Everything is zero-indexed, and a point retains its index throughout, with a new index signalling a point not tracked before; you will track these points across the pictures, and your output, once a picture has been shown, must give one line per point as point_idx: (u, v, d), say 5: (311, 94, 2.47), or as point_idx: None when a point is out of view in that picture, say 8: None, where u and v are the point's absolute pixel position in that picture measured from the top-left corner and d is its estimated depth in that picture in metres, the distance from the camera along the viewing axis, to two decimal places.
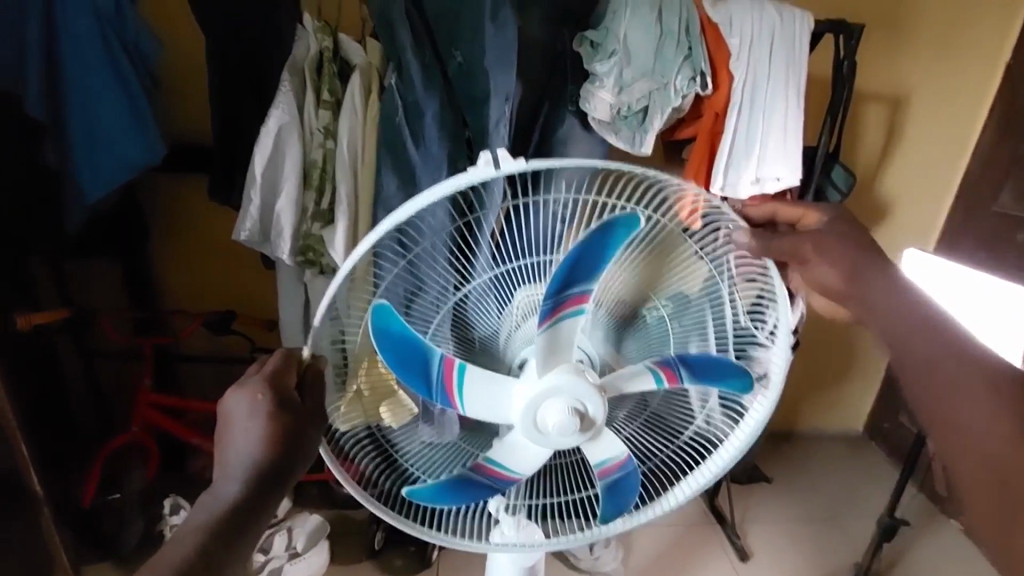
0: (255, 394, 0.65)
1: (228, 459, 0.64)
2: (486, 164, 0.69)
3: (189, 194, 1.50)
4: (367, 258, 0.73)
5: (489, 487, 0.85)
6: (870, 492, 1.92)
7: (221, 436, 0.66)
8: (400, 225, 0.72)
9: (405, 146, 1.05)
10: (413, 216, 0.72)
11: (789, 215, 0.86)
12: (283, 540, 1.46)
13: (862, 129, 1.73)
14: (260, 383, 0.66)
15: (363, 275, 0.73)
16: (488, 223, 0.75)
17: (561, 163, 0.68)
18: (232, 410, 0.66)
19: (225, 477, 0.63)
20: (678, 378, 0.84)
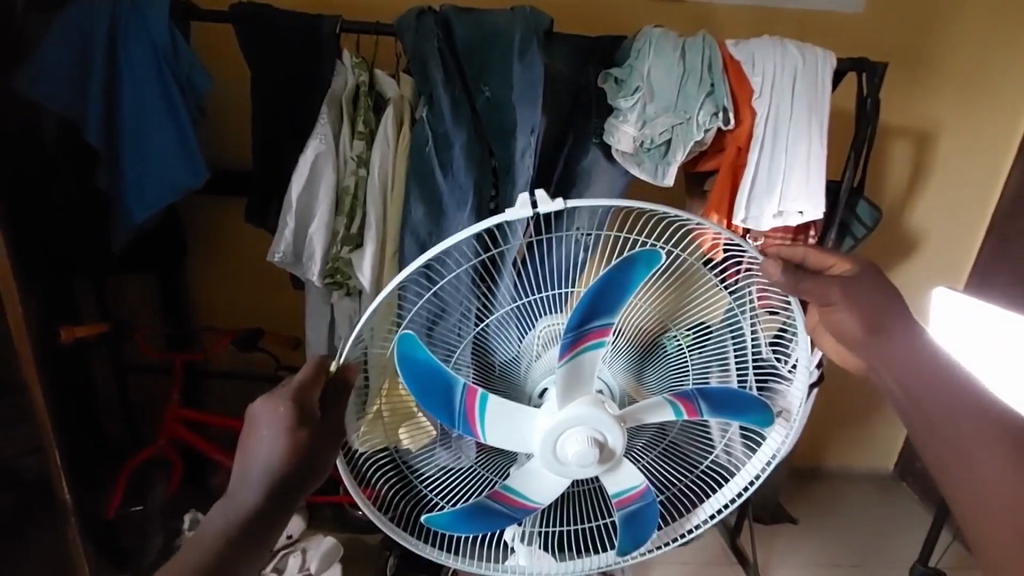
0: (279, 405, 0.65)
1: (246, 468, 0.62)
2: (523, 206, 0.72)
3: (226, 216, 1.57)
4: (393, 292, 0.76)
5: (506, 515, 0.85)
6: (902, 540, 1.83)
7: (240, 445, 0.65)
8: (428, 262, 0.77)
9: (434, 175, 1.10)
10: (439, 253, 0.76)
11: (819, 262, 0.80)
12: (297, 561, 1.45)
13: (888, 164, 1.73)
14: (284, 396, 0.66)
15: (388, 309, 0.77)
16: (511, 254, 0.79)
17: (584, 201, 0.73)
18: (253, 420, 0.65)
19: (242, 485, 0.62)
20: (696, 411, 0.84)
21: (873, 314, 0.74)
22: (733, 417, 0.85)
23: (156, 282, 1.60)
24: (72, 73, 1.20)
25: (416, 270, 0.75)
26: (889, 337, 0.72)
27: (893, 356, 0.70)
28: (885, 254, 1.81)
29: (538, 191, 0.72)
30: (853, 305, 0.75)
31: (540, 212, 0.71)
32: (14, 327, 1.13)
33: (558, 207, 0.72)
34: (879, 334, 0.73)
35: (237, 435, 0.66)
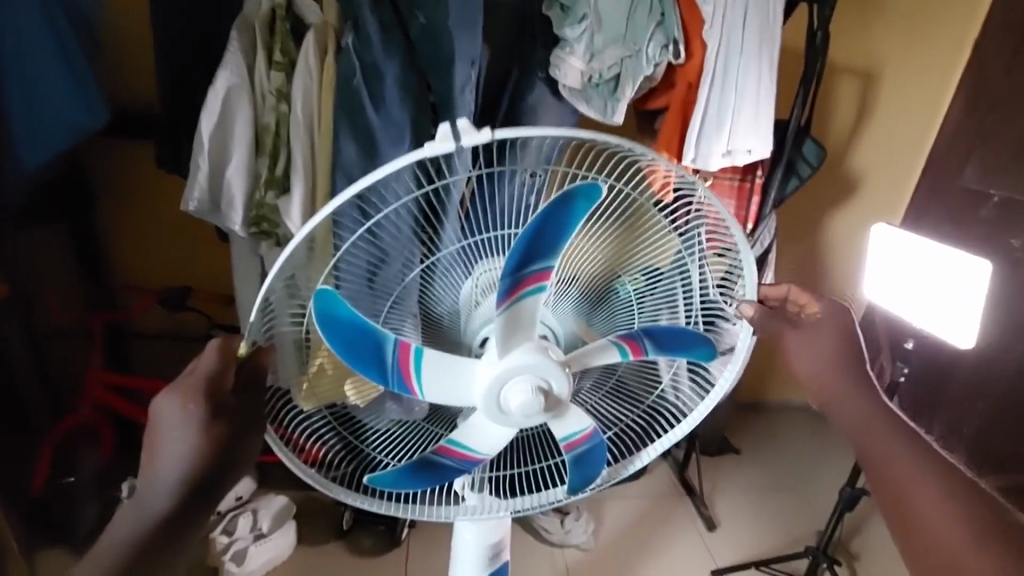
0: (186, 402, 0.59)
1: (155, 471, 0.57)
2: (446, 138, 0.63)
3: (139, 164, 1.42)
4: (326, 223, 0.66)
5: (455, 468, 0.82)
6: (834, 463, 1.97)
7: (147, 444, 0.59)
8: (361, 191, 0.66)
9: (363, 108, 0.98)
10: (373, 184, 0.65)
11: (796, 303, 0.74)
12: (248, 522, 1.43)
13: (833, 104, 1.74)
14: (193, 390, 0.60)
15: (322, 242, 0.67)
16: (455, 191, 0.69)
17: (529, 132, 0.63)
18: (158, 419, 0.59)
19: (151, 489, 0.57)
20: (642, 350, 0.83)
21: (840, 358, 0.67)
22: (679, 353, 0.84)
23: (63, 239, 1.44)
24: None
25: (348, 201, 0.66)
26: (865, 379, 0.66)
27: (860, 399, 0.64)
28: (828, 195, 1.85)
29: (461, 119, 0.63)
30: (807, 350, 0.69)
31: (463, 144, 0.63)
32: None
33: (484, 138, 0.63)
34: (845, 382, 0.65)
35: (144, 433, 0.60)
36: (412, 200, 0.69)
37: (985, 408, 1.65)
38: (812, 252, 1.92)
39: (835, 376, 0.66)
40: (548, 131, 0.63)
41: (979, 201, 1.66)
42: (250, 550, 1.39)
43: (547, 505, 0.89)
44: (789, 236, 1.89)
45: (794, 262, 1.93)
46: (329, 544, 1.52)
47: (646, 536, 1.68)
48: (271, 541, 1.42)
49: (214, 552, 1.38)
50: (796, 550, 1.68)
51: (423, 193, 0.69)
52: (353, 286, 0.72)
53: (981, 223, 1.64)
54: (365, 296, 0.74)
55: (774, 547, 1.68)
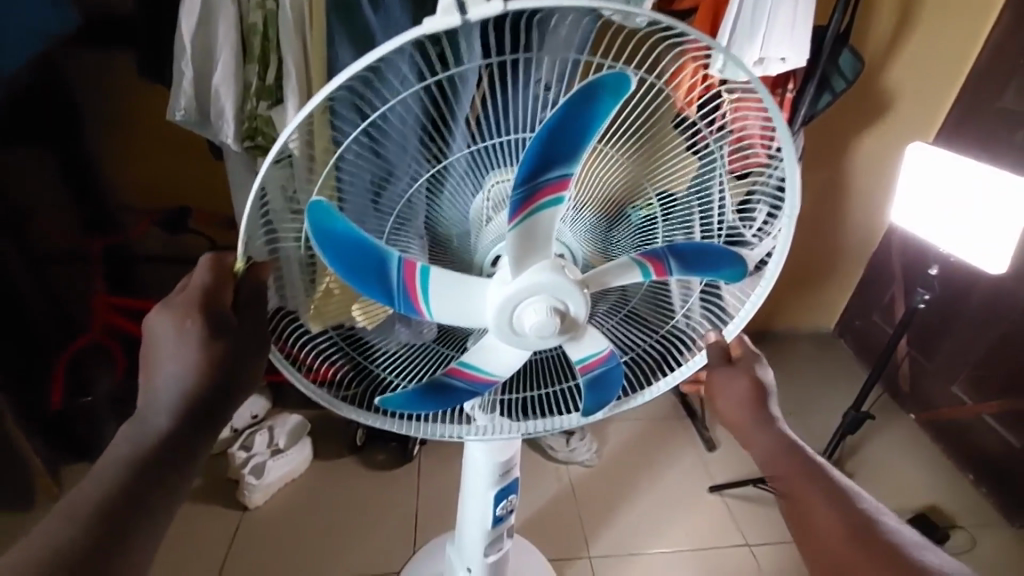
0: (182, 318, 0.58)
1: (158, 388, 0.57)
2: (448, 13, 0.50)
3: (118, 75, 1.32)
4: (323, 104, 0.58)
5: (467, 390, 0.80)
6: (834, 390, 2.00)
7: (146, 360, 0.59)
8: (363, 73, 0.57)
9: (358, 5, 0.88)
10: (379, 68, 0.58)
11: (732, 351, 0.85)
12: (264, 438, 1.50)
13: (874, 9, 1.57)
14: (190, 306, 0.58)
15: (320, 122, 0.60)
16: (468, 81, 0.60)
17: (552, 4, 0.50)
18: (158, 336, 0.58)
19: (152, 405, 0.56)
20: (666, 271, 0.77)
21: (756, 400, 0.80)
22: (702, 274, 0.79)
23: None
24: None
25: (344, 84, 0.57)
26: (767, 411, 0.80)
27: (769, 437, 0.78)
28: (860, 113, 1.73)
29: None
30: (730, 395, 0.81)
31: (469, 19, 0.50)
32: None
33: (494, 10, 0.50)
34: (755, 420, 0.79)
35: (144, 349, 0.59)
36: (420, 90, 0.61)
37: (993, 337, 1.64)
38: (835, 177, 1.83)
39: (751, 414, 0.80)
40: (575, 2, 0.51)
41: (1017, 122, 1.54)
42: (267, 465, 1.46)
43: (558, 428, 0.90)
44: (813, 160, 1.79)
45: (815, 188, 1.84)
46: (342, 459, 1.59)
47: (647, 454, 1.75)
48: (287, 457, 1.48)
49: (234, 466, 1.46)
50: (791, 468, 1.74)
51: (430, 82, 0.60)
52: (358, 207, 0.68)
53: (1016, 146, 1.54)
54: (370, 215, 0.69)
55: None
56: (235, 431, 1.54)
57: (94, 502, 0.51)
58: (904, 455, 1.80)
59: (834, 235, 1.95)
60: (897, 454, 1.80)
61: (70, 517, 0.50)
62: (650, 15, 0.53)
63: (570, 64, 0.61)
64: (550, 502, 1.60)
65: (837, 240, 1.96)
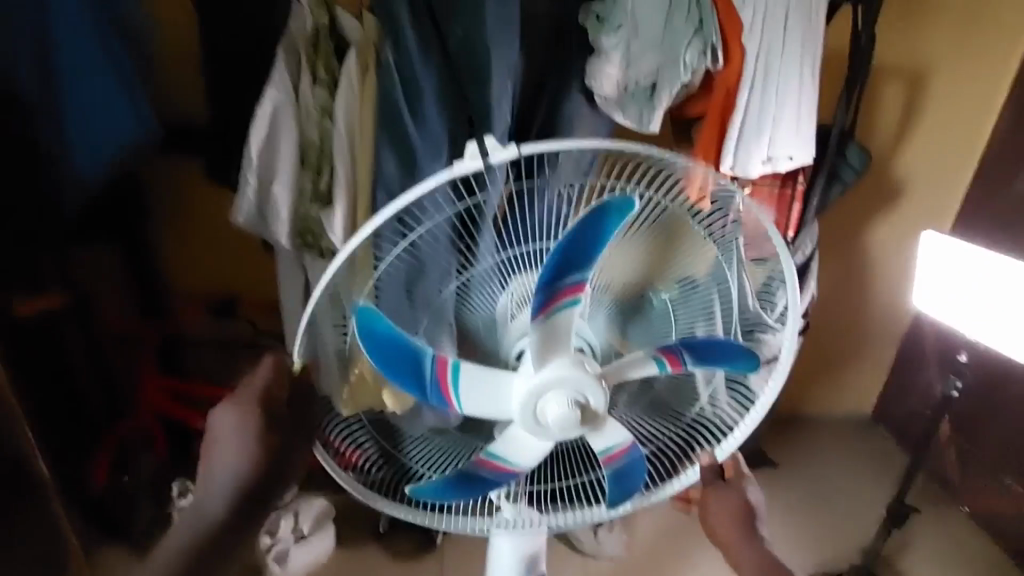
0: (244, 414, 0.62)
1: (211, 479, 0.61)
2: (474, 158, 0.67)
3: (189, 177, 1.48)
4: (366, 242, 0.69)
5: (494, 480, 0.81)
6: (880, 480, 1.89)
7: (206, 451, 0.63)
8: (400, 210, 0.69)
9: (404, 125, 1.02)
10: (416, 201, 0.69)
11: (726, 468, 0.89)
12: (289, 523, 1.46)
13: (878, 107, 1.68)
14: (249, 402, 0.63)
15: (363, 261, 0.71)
16: (490, 208, 0.71)
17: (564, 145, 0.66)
18: (218, 427, 0.62)
19: (207, 496, 0.61)
20: (681, 362, 0.80)
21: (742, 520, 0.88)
22: (718, 366, 0.82)
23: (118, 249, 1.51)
24: None
25: (387, 220, 0.69)
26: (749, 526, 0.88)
27: None
28: (874, 199, 1.78)
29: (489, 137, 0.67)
30: (723, 511, 0.87)
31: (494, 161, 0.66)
32: None
33: (511, 153, 0.66)
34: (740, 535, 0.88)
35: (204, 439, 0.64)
36: (449, 217, 0.72)
37: None
38: (855, 260, 1.85)
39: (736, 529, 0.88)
40: (574, 143, 0.65)
41: None
42: (291, 551, 1.43)
43: (585, 521, 0.88)
44: (833, 243, 1.82)
45: (837, 271, 1.86)
46: (365, 547, 1.55)
47: (683, 548, 1.65)
48: (311, 543, 1.46)
49: (259, 552, 1.43)
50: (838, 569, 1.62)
51: (459, 209, 0.72)
52: (393, 302, 0.74)
53: None
54: (404, 311, 0.76)
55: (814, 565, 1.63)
56: None
57: None
58: None
59: (862, 316, 1.93)
60: None
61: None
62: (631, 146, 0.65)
63: (575, 190, 0.72)
64: None
65: (867, 322, 1.94)
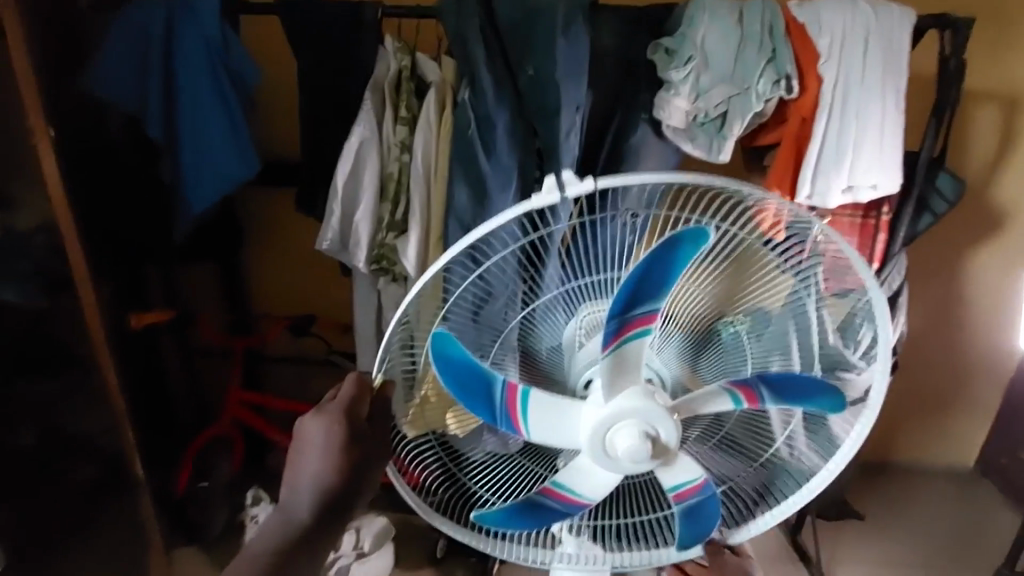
0: (331, 423, 0.66)
1: (298, 485, 0.64)
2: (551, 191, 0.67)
3: (278, 206, 1.62)
4: (438, 274, 0.73)
5: (560, 512, 0.80)
6: (987, 543, 1.69)
7: (291, 458, 0.66)
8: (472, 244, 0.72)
9: (477, 158, 1.07)
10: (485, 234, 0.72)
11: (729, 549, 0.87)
12: (351, 539, 1.51)
13: (973, 133, 1.56)
14: (336, 413, 0.67)
15: (433, 291, 0.74)
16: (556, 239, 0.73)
17: (631, 178, 0.65)
18: (306, 435, 0.66)
19: (293, 501, 0.63)
20: (758, 398, 0.76)
21: None
22: (799, 403, 0.78)
23: (214, 270, 1.66)
24: (135, 73, 1.26)
25: (459, 253, 0.72)
26: None
27: None
28: (970, 230, 1.64)
29: (564, 171, 0.67)
30: None
31: (567, 195, 0.66)
32: (88, 313, 1.24)
33: (587, 187, 0.66)
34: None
35: (289, 445, 0.67)
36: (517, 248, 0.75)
37: None
38: (949, 296, 1.70)
39: None
40: (644, 176, 0.65)
41: None
42: (352, 567, 1.47)
43: (653, 563, 0.87)
44: (922, 278, 1.69)
45: (928, 307, 1.72)
46: (423, 569, 1.56)
47: None
48: (371, 561, 1.49)
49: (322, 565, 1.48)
50: None
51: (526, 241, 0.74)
52: (461, 323, 0.77)
53: None
54: (471, 333, 0.79)
55: None
56: None
57: None
58: None
59: (958, 356, 1.77)
60: None
61: None
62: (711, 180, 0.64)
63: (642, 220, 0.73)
64: None
65: (965, 363, 1.77)
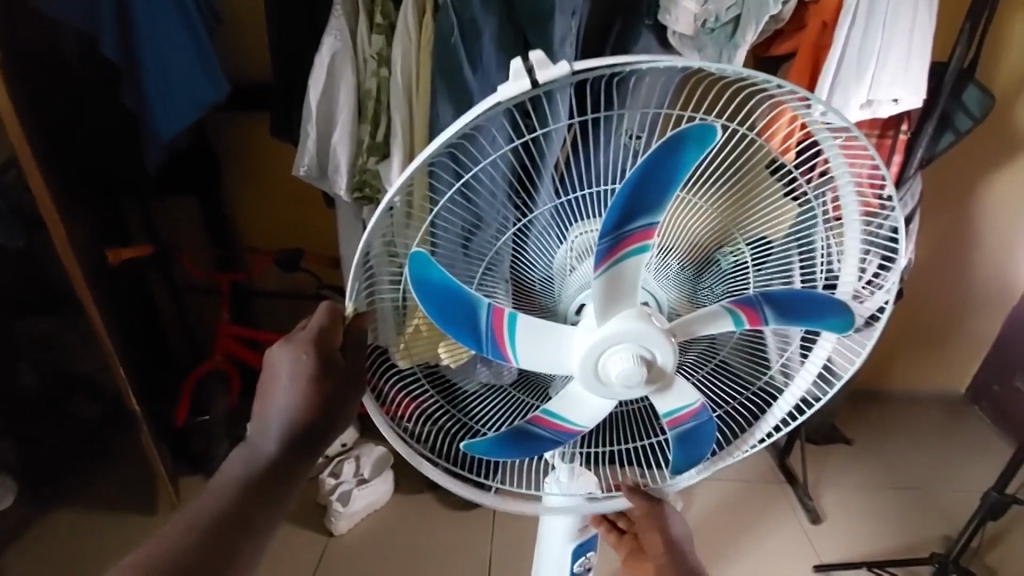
0: (299, 353, 0.63)
1: (268, 414, 0.63)
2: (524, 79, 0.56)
3: (256, 133, 1.53)
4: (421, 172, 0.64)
5: (550, 439, 0.79)
6: (972, 466, 1.73)
7: (262, 387, 0.64)
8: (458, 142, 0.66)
9: (461, 70, 0.97)
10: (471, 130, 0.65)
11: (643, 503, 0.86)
12: (351, 467, 1.57)
13: (1008, 42, 1.43)
14: (305, 342, 0.64)
15: (419, 185, 0.66)
16: (554, 148, 0.68)
17: (636, 61, 0.55)
18: (275, 365, 0.64)
19: (263, 431, 0.63)
20: (761, 319, 0.72)
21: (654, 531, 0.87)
22: (804, 322, 0.73)
23: (195, 202, 1.59)
24: None
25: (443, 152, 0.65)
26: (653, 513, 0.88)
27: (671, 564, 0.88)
28: (990, 153, 1.55)
29: (533, 51, 0.55)
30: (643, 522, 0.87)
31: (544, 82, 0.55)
32: (61, 249, 1.19)
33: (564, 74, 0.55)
34: (673, 557, 0.89)
35: (259, 373, 0.65)
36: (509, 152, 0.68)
37: None
38: (960, 223, 1.64)
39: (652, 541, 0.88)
40: (645, 58, 0.54)
41: None
42: (353, 492, 1.52)
43: (659, 491, 0.86)
44: (934, 206, 1.62)
45: (937, 235, 1.66)
46: (421, 493, 1.62)
47: (740, 520, 1.59)
48: (372, 486, 1.54)
49: (324, 491, 1.54)
50: (916, 554, 1.52)
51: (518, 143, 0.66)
52: (449, 252, 0.71)
53: None
54: (460, 260, 0.72)
55: (890, 550, 1.53)
56: (326, 457, 1.61)
57: (208, 524, 0.58)
58: None
59: (962, 286, 1.73)
60: None
61: (196, 526, 0.58)
62: (743, 70, 0.54)
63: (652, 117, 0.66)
64: None
65: (969, 292, 1.74)
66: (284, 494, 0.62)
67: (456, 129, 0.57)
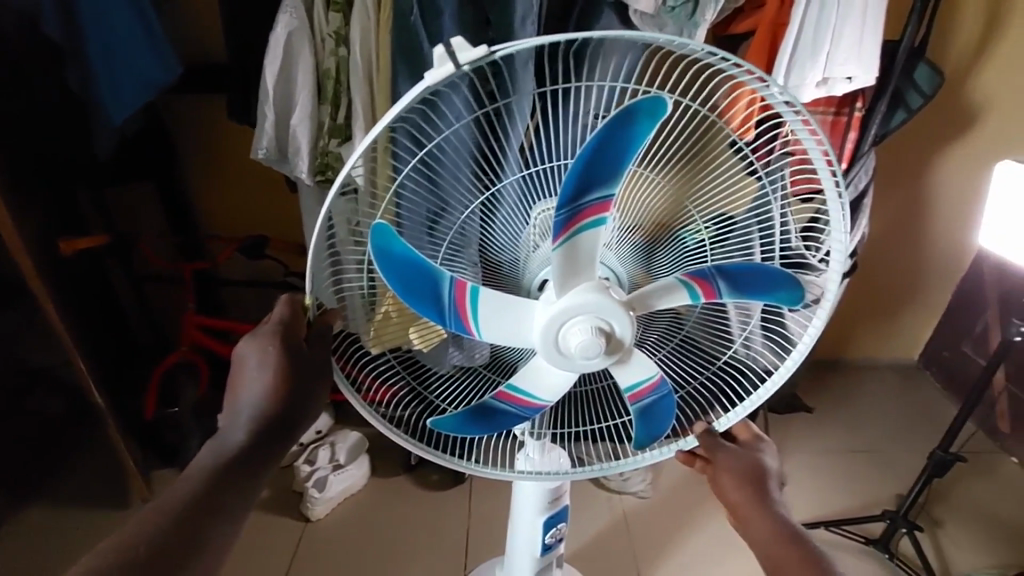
0: (264, 346, 0.64)
1: (239, 407, 0.64)
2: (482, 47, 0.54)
3: (214, 116, 1.48)
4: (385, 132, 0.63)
5: (517, 415, 0.81)
6: (923, 428, 1.83)
7: (231, 382, 0.65)
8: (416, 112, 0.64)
9: (421, 48, 0.96)
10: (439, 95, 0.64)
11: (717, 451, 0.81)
12: (327, 453, 1.57)
13: (957, 18, 1.48)
14: (270, 335, 0.64)
15: (382, 158, 0.65)
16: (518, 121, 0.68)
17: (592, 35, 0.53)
18: (243, 358, 0.65)
19: (232, 423, 0.64)
20: (716, 293, 0.74)
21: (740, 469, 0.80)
22: (758, 296, 0.76)
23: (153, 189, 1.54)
24: None
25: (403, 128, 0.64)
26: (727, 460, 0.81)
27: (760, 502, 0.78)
28: (940, 128, 1.61)
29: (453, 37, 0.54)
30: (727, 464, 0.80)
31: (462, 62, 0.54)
32: (9, 241, 1.14)
33: (480, 56, 0.54)
34: (757, 502, 0.79)
35: (230, 369, 0.66)
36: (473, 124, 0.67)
37: None
38: (913, 196, 1.70)
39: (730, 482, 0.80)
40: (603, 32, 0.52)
41: None
42: (329, 478, 1.53)
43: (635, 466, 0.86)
44: (887, 182, 1.68)
45: (891, 208, 1.73)
46: (398, 477, 1.63)
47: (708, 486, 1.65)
48: (348, 471, 1.56)
49: (298, 478, 1.54)
50: (871, 512, 1.61)
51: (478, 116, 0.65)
52: (414, 232, 0.71)
53: None
54: (425, 240, 0.72)
55: (847, 509, 1.62)
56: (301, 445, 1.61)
57: (173, 513, 0.58)
58: (998, 506, 1.63)
59: (914, 258, 1.81)
60: (991, 507, 1.63)
61: (162, 516, 0.58)
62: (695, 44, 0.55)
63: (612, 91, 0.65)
64: (602, 536, 1.53)
65: (920, 264, 1.82)
66: (253, 479, 0.62)
67: (419, 94, 0.55)
